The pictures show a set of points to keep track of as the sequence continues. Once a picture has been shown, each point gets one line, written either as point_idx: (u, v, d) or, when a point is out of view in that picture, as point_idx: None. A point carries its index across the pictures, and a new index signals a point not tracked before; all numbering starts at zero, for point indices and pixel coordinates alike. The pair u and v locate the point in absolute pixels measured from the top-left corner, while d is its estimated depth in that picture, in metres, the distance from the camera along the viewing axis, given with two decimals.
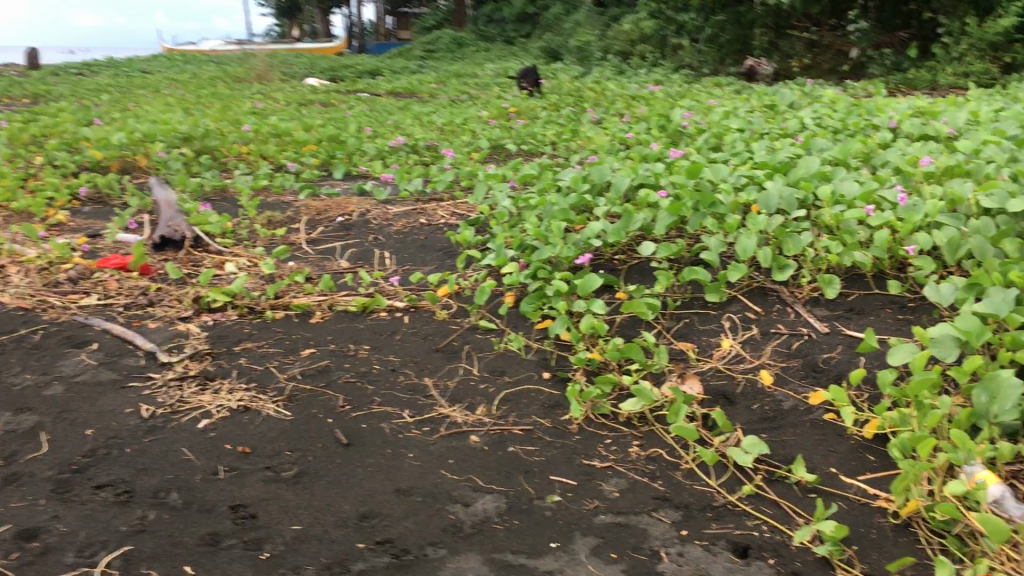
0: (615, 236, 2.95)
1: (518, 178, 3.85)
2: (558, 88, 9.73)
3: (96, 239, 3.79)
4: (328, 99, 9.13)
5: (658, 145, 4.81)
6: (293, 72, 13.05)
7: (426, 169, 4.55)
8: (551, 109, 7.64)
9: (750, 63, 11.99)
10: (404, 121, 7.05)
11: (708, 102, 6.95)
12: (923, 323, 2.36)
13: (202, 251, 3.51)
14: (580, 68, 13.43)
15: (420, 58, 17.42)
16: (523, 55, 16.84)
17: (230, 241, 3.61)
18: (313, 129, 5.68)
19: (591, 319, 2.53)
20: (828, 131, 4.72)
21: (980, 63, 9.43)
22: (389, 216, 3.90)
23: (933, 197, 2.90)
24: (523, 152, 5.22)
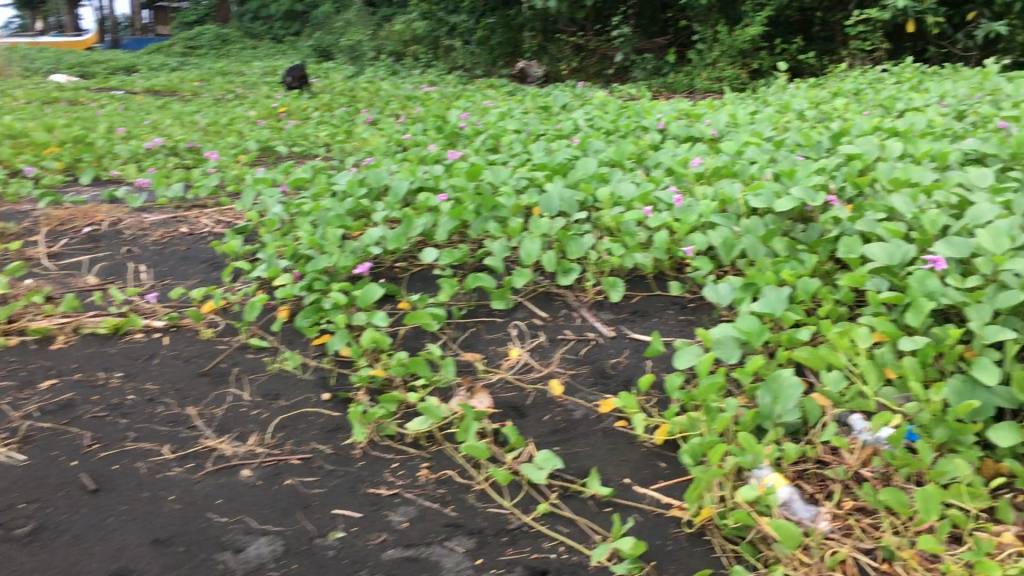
0: (395, 243, 2.80)
1: (289, 182, 3.62)
2: (330, 88, 9.46)
3: None
4: (77, 96, 8.41)
5: (435, 146, 4.72)
6: (37, 68, 11.95)
7: (187, 173, 4.21)
8: (323, 109, 7.39)
9: (521, 65, 12.21)
10: (163, 122, 6.57)
11: (483, 103, 6.95)
12: (704, 323, 2.38)
13: None
14: (352, 68, 13.19)
15: (181, 54, 16.51)
16: (293, 54, 16.34)
17: None
18: (57, 129, 5.14)
19: (372, 333, 2.38)
20: (601, 132, 4.79)
21: (731, 69, 10.05)
22: (145, 225, 3.55)
23: (705, 198, 2.96)
24: (295, 154, 4.97)
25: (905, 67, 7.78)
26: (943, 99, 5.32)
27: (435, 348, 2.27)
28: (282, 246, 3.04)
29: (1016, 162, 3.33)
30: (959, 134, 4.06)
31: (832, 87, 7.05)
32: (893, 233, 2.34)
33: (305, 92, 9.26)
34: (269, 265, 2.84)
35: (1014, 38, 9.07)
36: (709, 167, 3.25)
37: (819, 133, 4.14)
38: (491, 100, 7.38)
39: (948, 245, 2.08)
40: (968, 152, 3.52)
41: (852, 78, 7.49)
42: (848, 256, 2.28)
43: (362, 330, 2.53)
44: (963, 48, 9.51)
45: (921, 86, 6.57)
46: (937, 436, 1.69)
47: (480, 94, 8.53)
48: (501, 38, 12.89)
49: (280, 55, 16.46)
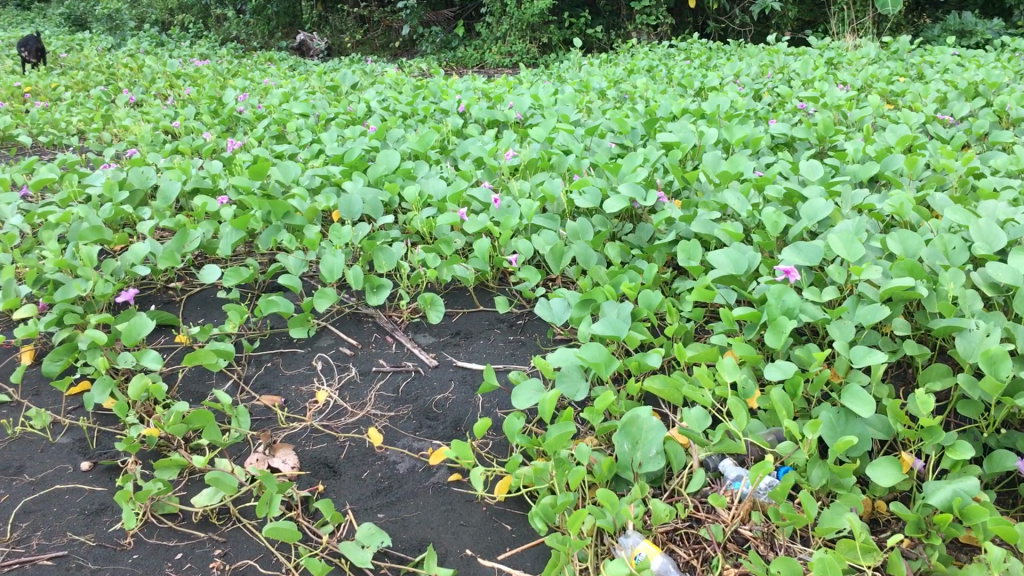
0: (168, 261, 2.37)
1: (33, 184, 3.06)
2: (87, 63, 8.55)
3: None
4: None
5: (212, 134, 4.21)
6: None
7: None
8: (78, 89, 6.59)
9: (303, 38, 11.62)
10: None
11: (264, 82, 6.42)
12: (538, 345, 2.11)
13: None
14: (112, 39, 12.11)
15: None
16: (43, 24, 14.85)
17: None
18: None
19: (143, 381, 1.94)
20: (398, 116, 4.45)
21: (520, 43, 9.95)
22: None
23: (523, 196, 2.70)
24: (45, 144, 4.31)
25: (691, 43, 7.91)
26: (737, 76, 5.36)
27: (224, 395, 1.87)
28: (24, 267, 2.51)
29: (825, 147, 3.29)
30: (762, 115, 4.04)
31: (624, 63, 7.04)
32: (732, 235, 2.16)
33: (58, 70, 8.31)
34: (7, 295, 2.31)
35: (785, 14, 9.49)
36: (522, 159, 2.99)
37: (626, 117, 4.00)
38: (273, 78, 6.84)
39: (797, 252, 1.91)
40: (776, 137, 3.47)
41: (642, 54, 7.52)
42: (688, 265, 2.07)
43: (131, 374, 2.08)
44: (740, 23, 9.86)
45: (709, 62, 6.65)
46: (815, 480, 1.47)
47: (260, 71, 7.94)
48: (277, 8, 12.25)
49: (29, 27, 14.92)
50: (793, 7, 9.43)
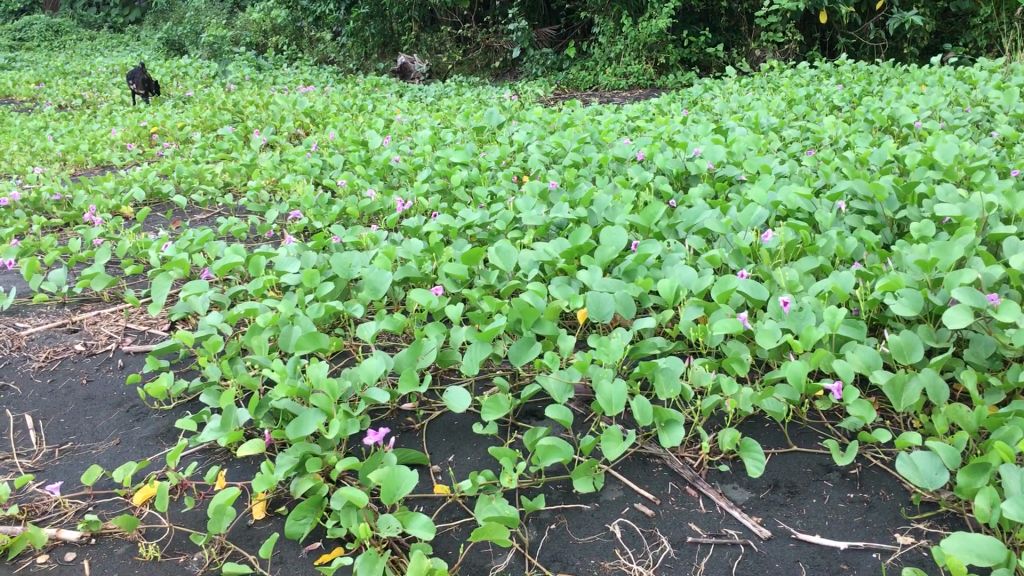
0: (408, 385, 2.01)
1: (218, 270, 2.74)
2: (199, 97, 8.38)
3: None
4: None
5: (376, 192, 3.88)
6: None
7: (67, 248, 3.23)
8: (203, 127, 6.34)
9: (404, 61, 11.33)
10: (15, 163, 5.43)
11: (395, 119, 6.10)
12: (898, 513, 1.67)
13: None
14: (212, 65, 12.00)
15: (8, 56, 14.84)
16: (139, 51, 14.91)
17: None
18: None
19: (422, 560, 1.55)
20: (573, 167, 4.05)
21: (637, 63, 9.46)
22: (21, 336, 2.56)
23: (801, 293, 2.28)
24: (197, 204, 4.01)
25: (836, 66, 7.37)
26: (929, 109, 4.83)
27: None
28: (236, 385, 2.18)
29: None
30: (1000, 165, 3.53)
31: (773, 91, 6.53)
32: None
33: (172, 104, 8.14)
34: (228, 425, 1.97)
35: (923, 28, 8.88)
36: (780, 240, 2.55)
37: (842, 172, 3.54)
38: (400, 113, 6.54)
39: None
40: None
41: (786, 78, 7.00)
42: None
43: (394, 542, 1.70)
44: (875, 38, 9.23)
45: (872, 89, 6.13)
46: None
47: (378, 104, 7.61)
48: (375, 29, 12.00)
49: (124, 54, 14.98)
50: (934, 20, 8.79)
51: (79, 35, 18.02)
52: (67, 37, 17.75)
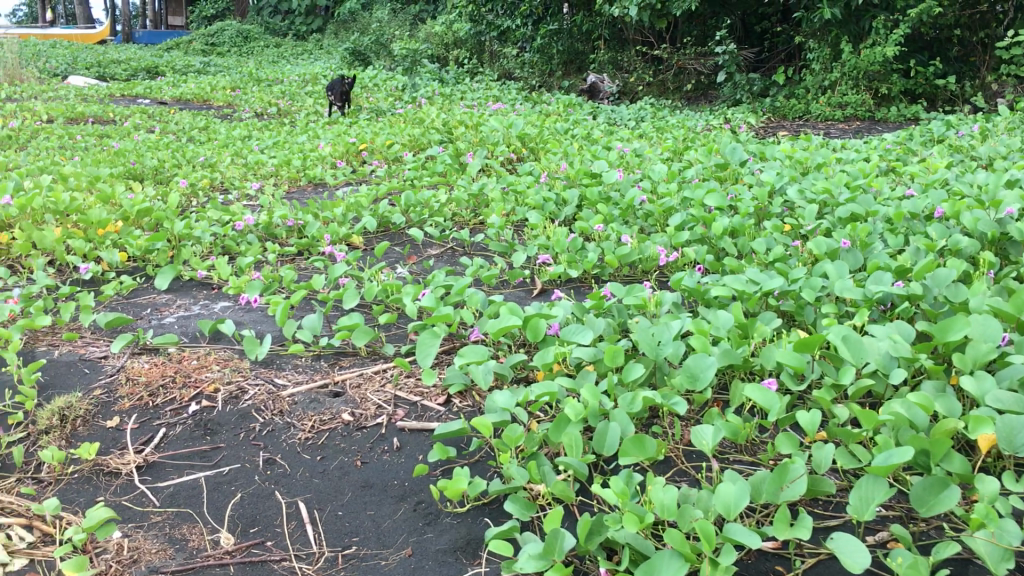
0: (783, 529, 1.56)
1: (494, 332, 2.39)
2: (395, 113, 8.23)
3: None
4: (112, 131, 7.25)
5: (630, 237, 3.47)
6: (46, 83, 10.78)
7: (312, 286, 2.96)
8: (413, 146, 6.10)
9: (594, 79, 10.70)
10: (230, 175, 5.31)
11: (613, 147, 5.69)
12: None
13: None
14: (398, 76, 11.93)
15: (203, 60, 15.36)
16: (325, 61, 15.12)
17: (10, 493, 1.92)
18: (113, 193, 3.87)
19: None
20: (855, 222, 3.52)
21: (854, 94, 8.70)
22: (283, 398, 2.27)
23: None
24: (432, 239, 3.71)
25: None
26: None
27: None
28: (546, 496, 1.79)
29: None
30: None
31: None
32: None
33: (369, 119, 8.00)
34: (554, 553, 1.57)
35: None
36: None
37: None
38: (614, 140, 6.13)
39: None
40: None
41: None
42: None
43: None
44: None
45: None
46: None
47: (582, 127, 7.23)
48: (563, 45, 11.65)
49: (312, 63, 15.22)
50: None
51: (268, 42, 18.57)
52: (256, 44, 18.26)
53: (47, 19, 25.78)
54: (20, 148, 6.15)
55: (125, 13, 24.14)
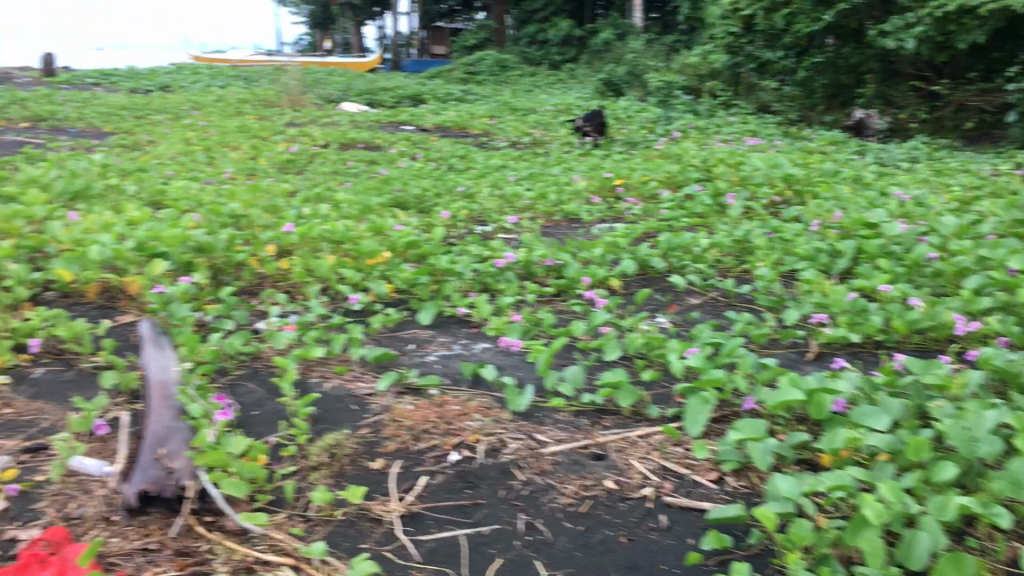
0: None
1: (775, 404, 2.18)
2: (649, 148, 8.08)
3: (39, 490, 2.20)
4: (379, 158, 7.62)
5: (918, 300, 3.13)
6: (322, 109, 11.57)
7: (572, 333, 2.88)
8: (671, 183, 5.93)
9: (864, 119, 10.12)
10: (488, 207, 5.38)
11: (890, 193, 5.24)
12: None
13: (227, 560, 1.90)
14: (652, 107, 11.77)
15: (462, 89, 15.95)
16: (578, 91, 15.24)
17: (279, 534, 1.97)
18: (382, 223, 4.00)
19: None
20: None
21: None
22: (544, 456, 2.20)
23: None
24: (694, 287, 3.54)
25: None
26: None
27: None
28: None
29: None
30: None
31: None
32: None
33: (622, 152, 7.91)
34: None
35: None
36: None
37: None
38: (890, 184, 5.65)
39: None
40: None
41: None
42: None
43: None
44: None
45: None
46: None
47: (852, 167, 6.75)
48: (826, 79, 11.05)
49: (565, 92, 15.40)
50: None
51: (524, 71, 19.03)
52: (512, 73, 18.76)
53: (326, 47, 27.83)
54: (298, 172, 6.57)
55: (394, 41, 25.67)
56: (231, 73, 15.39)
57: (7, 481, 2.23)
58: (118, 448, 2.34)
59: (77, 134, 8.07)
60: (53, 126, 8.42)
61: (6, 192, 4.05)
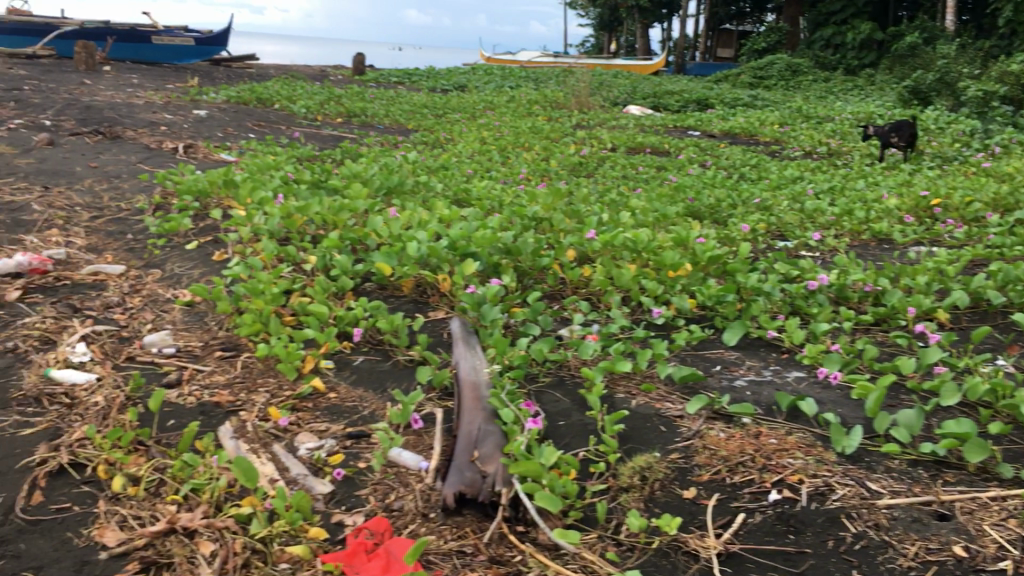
0: None
1: None
2: (966, 164, 7.35)
3: (363, 478, 2.30)
4: (668, 163, 7.48)
5: None
6: (609, 111, 11.59)
7: (902, 370, 2.62)
8: (998, 205, 5.33)
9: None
10: (788, 221, 5.10)
11: None
12: None
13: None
14: (966, 118, 10.74)
15: (750, 93, 15.40)
16: (877, 99, 14.26)
17: (594, 555, 1.92)
18: (684, 234, 3.88)
19: None
20: None
21: None
22: (878, 509, 2.00)
23: None
24: None
25: None
26: None
27: None
28: None
29: None
30: None
31: None
32: None
33: (935, 168, 7.25)
34: None
35: None
36: None
37: None
38: None
39: None
40: None
41: None
42: None
43: None
44: None
45: None
46: None
47: None
48: None
49: (862, 100, 14.46)
50: None
51: (817, 75, 18.10)
52: (803, 77, 17.90)
53: (610, 50, 28.02)
54: (589, 176, 6.58)
55: (679, 42, 25.37)
56: (521, 74, 15.85)
57: (334, 466, 2.34)
58: (433, 445, 2.40)
59: (384, 130, 8.58)
60: (364, 121, 9.01)
61: (332, 185, 4.34)
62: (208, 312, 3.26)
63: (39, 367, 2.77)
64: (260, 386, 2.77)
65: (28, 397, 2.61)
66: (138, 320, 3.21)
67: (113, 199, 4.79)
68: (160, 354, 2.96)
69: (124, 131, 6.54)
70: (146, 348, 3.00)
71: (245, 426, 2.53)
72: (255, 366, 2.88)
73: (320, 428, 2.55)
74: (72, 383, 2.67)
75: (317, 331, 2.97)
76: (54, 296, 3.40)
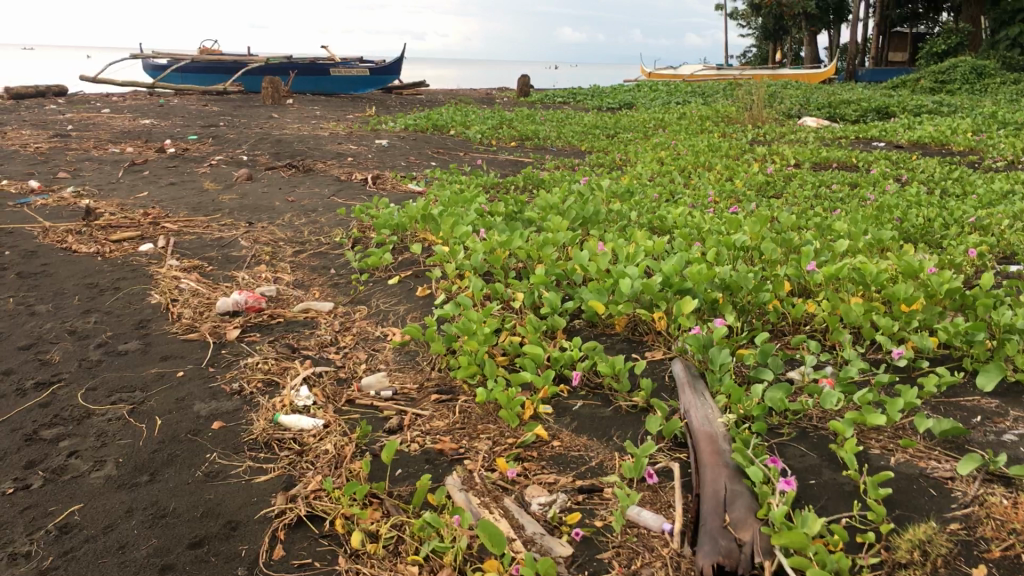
0: None
1: None
2: None
3: (604, 539, 2.16)
4: (862, 179, 7.05)
5: None
6: (786, 124, 11.15)
7: None
8: None
9: None
10: (1016, 244, 4.66)
11: None
12: None
13: None
14: None
15: (935, 99, 14.49)
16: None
17: None
18: (913, 263, 3.57)
19: None
20: None
21: None
22: None
23: None
24: None
25: None
26: None
27: None
28: None
29: None
30: None
31: None
32: None
33: None
34: None
35: None
36: None
37: None
38: None
39: None
40: None
41: None
42: None
43: None
44: None
45: None
46: None
47: None
48: None
49: None
50: None
51: (1008, 76, 16.86)
52: (992, 79, 16.73)
53: (775, 60, 27.16)
54: (780, 196, 6.27)
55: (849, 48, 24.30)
56: (688, 89, 15.54)
57: (570, 524, 2.22)
58: (673, 503, 2.25)
59: (559, 153, 8.52)
60: (538, 145, 8.99)
61: (529, 217, 4.27)
62: (420, 352, 3.23)
63: (267, 412, 2.81)
64: (481, 432, 2.69)
65: (259, 443, 2.64)
66: (353, 360, 3.22)
67: (313, 233, 4.90)
68: (378, 398, 2.93)
69: (315, 164, 6.75)
70: (365, 391, 2.98)
71: (473, 478, 2.44)
72: (474, 411, 2.81)
73: (549, 481, 2.43)
74: (300, 428, 2.69)
75: (534, 374, 2.87)
76: (272, 335, 3.47)
